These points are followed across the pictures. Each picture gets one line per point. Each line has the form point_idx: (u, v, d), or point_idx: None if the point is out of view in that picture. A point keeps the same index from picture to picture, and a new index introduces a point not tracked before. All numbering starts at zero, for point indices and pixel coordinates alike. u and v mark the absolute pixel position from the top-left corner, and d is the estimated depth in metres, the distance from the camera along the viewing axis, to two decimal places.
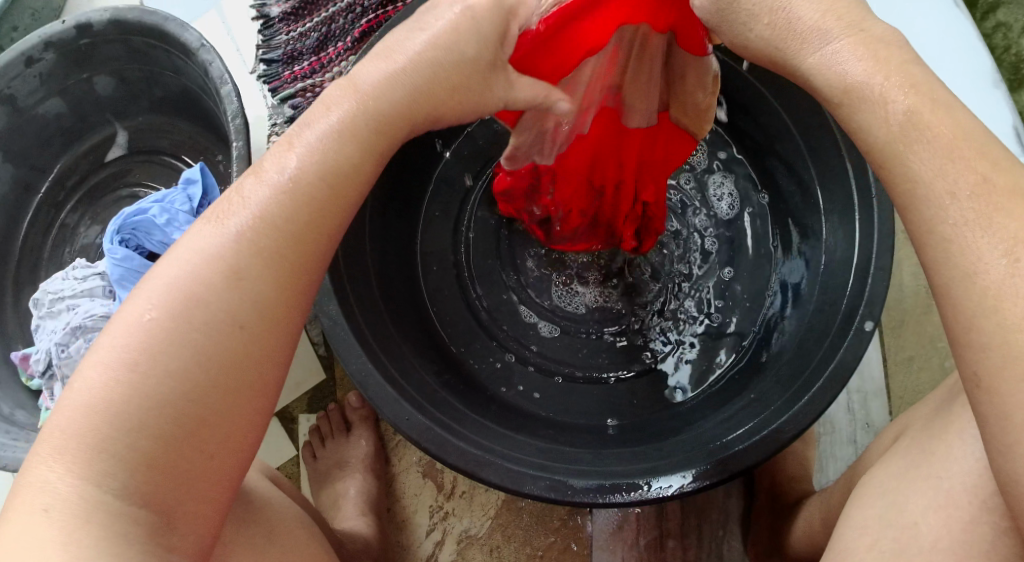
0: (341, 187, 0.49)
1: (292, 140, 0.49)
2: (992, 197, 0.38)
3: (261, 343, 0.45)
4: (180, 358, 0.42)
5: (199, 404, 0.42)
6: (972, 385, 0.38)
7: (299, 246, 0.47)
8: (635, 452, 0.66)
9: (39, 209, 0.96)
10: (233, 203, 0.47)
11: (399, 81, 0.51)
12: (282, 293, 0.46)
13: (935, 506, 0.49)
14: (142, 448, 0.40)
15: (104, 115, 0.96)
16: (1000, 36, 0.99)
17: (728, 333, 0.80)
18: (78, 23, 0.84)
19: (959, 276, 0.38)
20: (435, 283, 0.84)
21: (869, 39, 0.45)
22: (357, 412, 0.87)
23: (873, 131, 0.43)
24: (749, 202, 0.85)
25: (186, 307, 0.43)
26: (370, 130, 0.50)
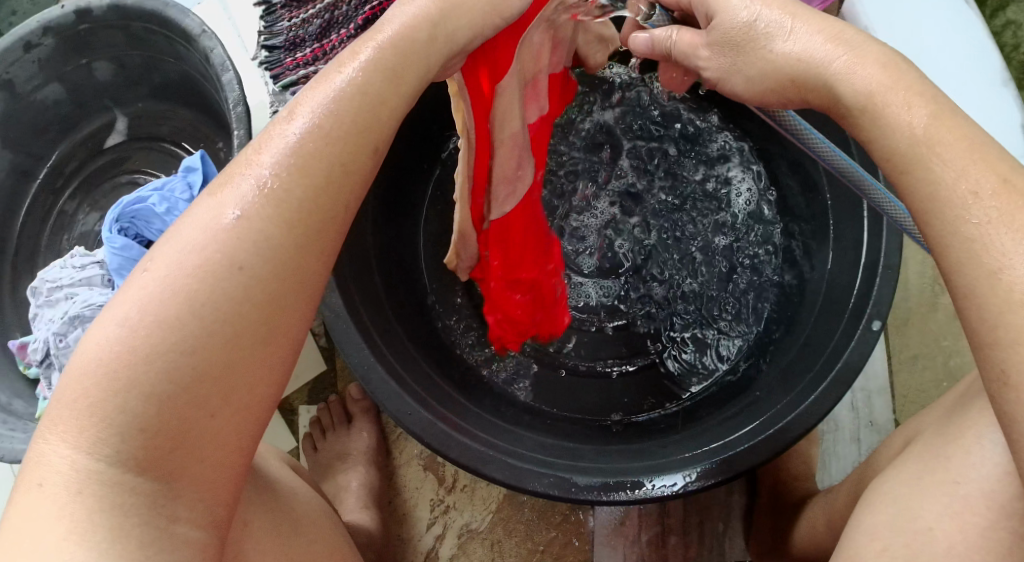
0: (360, 141, 0.46)
1: (298, 104, 0.46)
2: (1014, 197, 0.38)
3: (267, 290, 0.42)
4: (174, 309, 0.39)
5: (194, 358, 0.39)
6: (998, 384, 0.37)
7: (309, 188, 0.44)
8: (638, 449, 0.65)
9: (36, 198, 0.94)
10: (238, 167, 0.44)
11: (415, 33, 0.49)
12: (291, 234, 0.43)
13: (951, 512, 0.49)
14: (134, 408, 0.38)
15: (103, 101, 0.95)
16: (1010, 34, 0.98)
17: (731, 329, 0.80)
18: (78, 8, 0.82)
19: (982, 273, 0.38)
20: (436, 276, 0.83)
21: (882, 57, 0.46)
22: (358, 404, 0.86)
23: (897, 134, 0.43)
24: (761, 198, 0.83)
25: (183, 260, 0.40)
26: (385, 76, 0.48)
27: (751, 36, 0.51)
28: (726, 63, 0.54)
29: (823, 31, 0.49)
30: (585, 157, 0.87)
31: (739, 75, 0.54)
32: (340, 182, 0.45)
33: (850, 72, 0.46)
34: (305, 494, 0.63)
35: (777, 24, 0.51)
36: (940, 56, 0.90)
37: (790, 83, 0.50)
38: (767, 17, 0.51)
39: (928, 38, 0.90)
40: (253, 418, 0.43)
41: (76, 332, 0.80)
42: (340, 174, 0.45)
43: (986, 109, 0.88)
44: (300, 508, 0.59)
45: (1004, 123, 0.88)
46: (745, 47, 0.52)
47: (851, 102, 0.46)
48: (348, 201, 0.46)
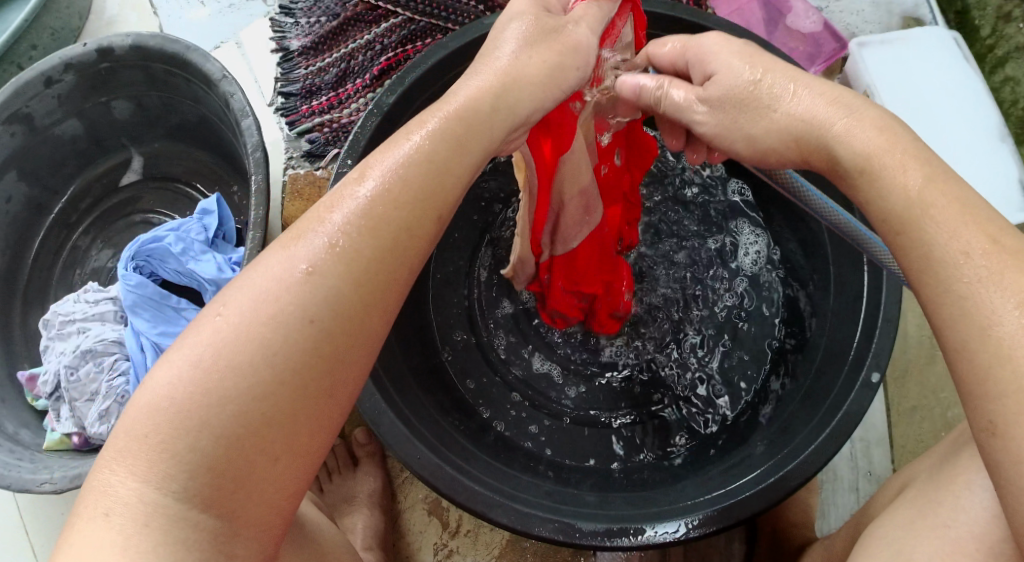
0: (424, 207, 0.47)
1: (370, 165, 0.48)
2: (1002, 256, 0.39)
3: (333, 342, 0.43)
4: (247, 354, 0.41)
5: (263, 403, 0.40)
6: (985, 432, 0.38)
7: (376, 248, 0.45)
8: (642, 496, 0.66)
9: (51, 230, 0.96)
10: (311, 223, 0.45)
11: (479, 101, 0.51)
12: (357, 291, 0.44)
13: (943, 555, 0.50)
14: (204, 447, 0.39)
15: (120, 139, 0.97)
16: (1008, 90, 0.97)
17: (734, 381, 0.81)
18: (100, 47, 0.84)
19: (974, 329, 0.38)
20: (445, 324, 0.85)
21: (883, 122, 0.47)
22: (365, 448, 0.88)
23: (892, 197, 0.44)
24: (767, 259, 0.85)
25: (257, 306, 0.42)
26: (449, 144, 0.49)
27: (754, 95, 0.53)
28: (724, 121, 0.55)
29: (823, 92, 0.51)
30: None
31: (738, 132, 0.55)
32: (405, 245, 0.46)
33: (853, 134, 0.47)
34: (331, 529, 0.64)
35: (781, 86, 0.52)
36: (936, 111, 0.92)
37: (793, 144, 0.52)
38: (770, 81, 0.53)
39: (924, 93, 0.93)
40: (314, 464, 0.43)
41: (87, 366, 0.82)
42: (406, 236, 0.46)
43: (981, 165, 0.90)
44: (328, 545, 0.60)
45: (1000, 178, 0.89)
46: (750, 107, 0.53)
47: (849, 163, 0.47)
48: (411, 263, 0.47)
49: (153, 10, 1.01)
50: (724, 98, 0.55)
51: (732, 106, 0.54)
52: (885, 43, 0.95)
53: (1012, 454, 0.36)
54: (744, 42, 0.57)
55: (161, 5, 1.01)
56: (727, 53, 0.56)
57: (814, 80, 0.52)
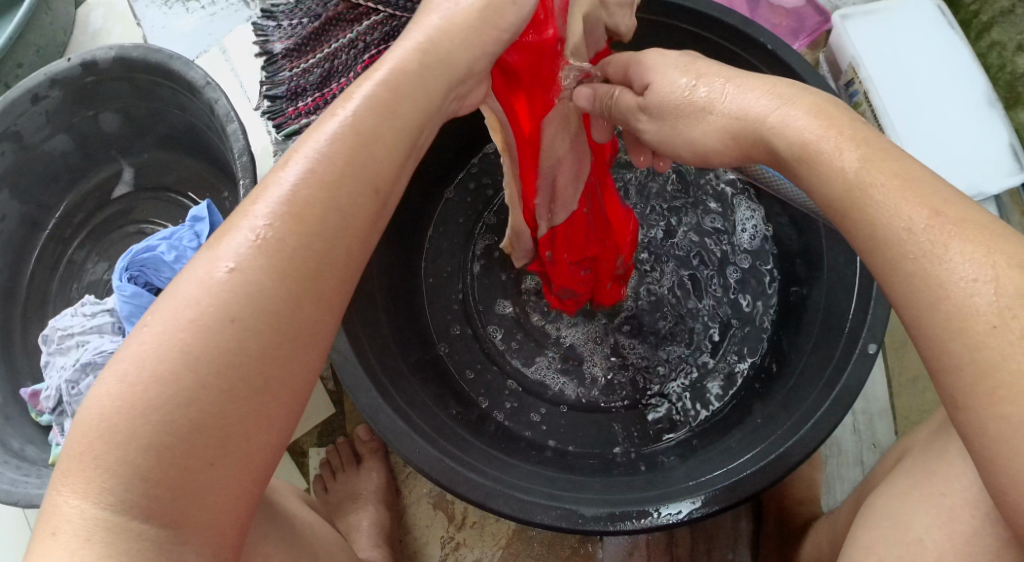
0: (358, 177, 0.43)
1: (296, 149, 0.44)
2: (946, 227, 0.38)
3: (262, 341, 0.39)
4: (169, 362, 0.37)
5: (190, 410, 0.37)
6: (952, 404, 0.38)
7: (303, 234, 0.41)
8: (645, 480, 0.66)
9: (46, 245, 0.96)
10: (234, 220, 0.41)
11: (411, 72, 0.48)
12: (285, 282, 0.40)
13: (939, 522, 0.50)
14: (134, 460, 0.36)
15: (110, 152, 0.98)
16: (996, 54, 0.96)
17: (734, 360, 0.81)
18: (84, 61, 0.85)
19: (925, 306, 0.38)
20: (443, 322, 0.85)
21: (817, 102, 0.48)
22: (367, 445, 0.88)
23: (833, 182, 0.43)
24: (761, 236, 0.85)
25: (177, 313, 0.38)
26: (378, 111, 0.45)
27: (688, 102, 0.53)
28: (666, 128, 0.55)
29: (757, 86, 0.50)
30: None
31: (680, 139, 0.55)
32: (336, 225, 0.42)
33: (787, 120, 0.47)
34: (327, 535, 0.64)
35: (711, 89, 0.52)
36: (919, 81, 0.91)
37: (732, 142, 0.51)
38: (705, 87, 0.53)
39: (910, 63, 0.92)
40: (264, 466, 0.40)
41: (87, 379, 0.82)
42: (336, 215, 0.42)
43: (965, 136, 0.89)
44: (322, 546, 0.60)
45: (989, 145, 0.88)
46: (685, 113, 0.53)
47: (786, 153, 0.47)
48: (349, 245, 0.43)
49: (137, 19, 1.02)
50: (664, 112, 0.55)
51: (671, 119, 0.54)
52: (867, 15, 0.95)
53: (977, 424, 0.36)
54: (682, 54, 0.57)
55: (145, 16, 1.02)
56: (664, 65, 0.56)
57: (750, 77, 0.51)
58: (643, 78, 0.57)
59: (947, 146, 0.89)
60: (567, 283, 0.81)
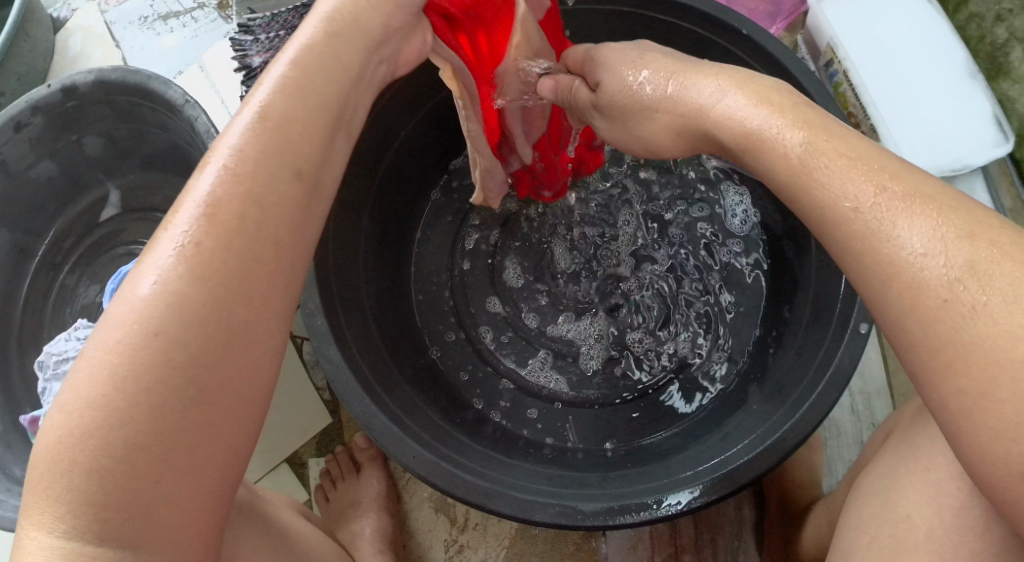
0: (276, 162, 0.43)
1: (211, 152, 0.43)
2: (892, 201, 0.38)
3: (189, 350, 0.38)
4: (100, 386, 0.37)
5: (124, 431, 0.37)
6: (919, 380, 0.39)
7: (220, 235, 0.40)
8: (642, 472, 0.67)
9: (38, 272, 0.96)
10: (156, 234, 0.41)
11: (320, 48, 0.48)
12: (204, 286, 0.39)
13: (927, 497, 0.52)
14: (79, 486, 0.37)
15: (96, 175, 0.98)
16: (975, 26, 0.96)
17: (728, 346, 0.81)
18: (64, 86, 0.85)
19: (879, 285, 0.39)
20: (435, 326, 0.86)
21: (760, 89, 0.47)
22: (365, 453, 0.88)
23: (777, 164, 0.44)
24: (751, 221, 0.85)
25: (107, 336, 0.38)
26: (287, 94, 0.45)
27: (632, 100, 0.55)
28: (618, 124, 0.58)
29: (701, 80, 0.50)
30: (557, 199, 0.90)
31: (631, 133, 0.57)
32: (256, 220, 0.41)
33: (730, 111, 0.47)
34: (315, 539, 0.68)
35: (657, 86, 0.53)
36: (900, 60, 0.91)
37: (678, 139, 0.53)
38: (652, 81, 0.54)
39: (889, 39, 0.92)
40: (234, 477, 0.41)
41: None
42: (254, 210, 0.41)
43: (949, 112, 0.89)
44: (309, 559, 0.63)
45: (972, 117, 0.88)
46: (635, 110, 0.55)
47: (732, 144, 0.47)
48: (276, 236, 0.42)
49: (116, 41, 1.02)
50: (617, 110, 0.57)
51: (623, 116, 0.57)
52: None
53: (953, 400, 0.37)
54: (636, 48, 0.59)
55: (123, 37, 1.02)
56: (615, 63, 0.58)
57: (695, 70, 0.51)
58: (596, 76, 0.60)
59: (930, 124, 0.89)
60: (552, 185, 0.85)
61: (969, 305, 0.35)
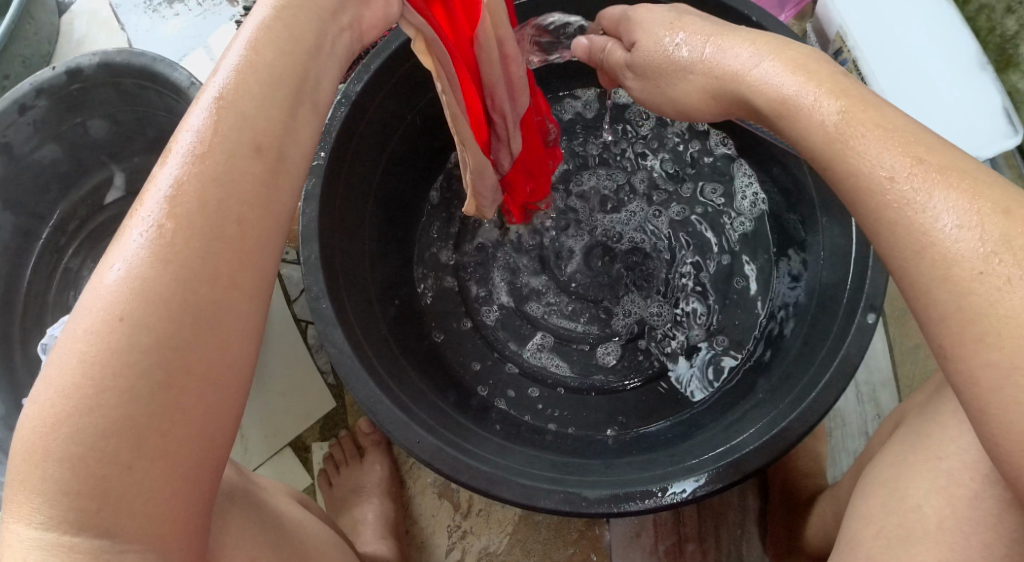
0: (238, 136, 0.41)
1: (173, 137, 0.41)
2: (927, 173, 0.39)
3: (154, 333, 0.38)
4: (70, 373, 0.37)
5: (93, 417, 0.36)
6: (940, 356, 0.38)
7: (182, 217, 0.39)
8: (645, 459, 0.67)
9: (41, 255, 0.96)
10: (125, 220, 0.40)
11: (279, 25, 0.45)
12: (165, 269, 0.38)
13: (937, 488, 0.52)
14: (53, 476, 0.36)
15: (100, 158, 0.98)
16: (985, 17, 0.96)
17: (732, 333, 0.81)
18: (68, 69, 0.84)
19: (910, 253, 0.39)
20: (439, 310, 0.85)
21: (797, 56, 0.48)
22: (369, 437, 0.87)
23: (813, 134, 0.45)
24: (759, 206, 0.84)
25: (75, 323, 0.38)
26: (245, 69, 0.43)
27: (666, 60, 0.56)
28: (649, 86, 0.59)
29: (741, 43, 0.51)
30: (564, 183, 0.90)
31: (662, 96, 0.58)
32: (217, 201, 0.40)
33: (767, 78, 0.48)
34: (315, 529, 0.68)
35: (692, 48, 0.54)
36: (905, 49, 0.91)
37: (712, 101, 0.54)
38: (688, 44, 0.55)
39: (897, 31, 0.92)
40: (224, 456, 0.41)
41: None
42: (215, 188, 0.40)
43: (957, 97, 0.88)
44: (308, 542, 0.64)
45: (981, 108, 0.87)
46: (666, 71, 0.56)
47: (766, 109, 0.48)
48: (240, 214, 0.40)
49: (121, 25, 1.01)
50: (648, 73, 0.58)
51: (653, 79, 0.58)
52: None
53: (969, 376, 0.36)
54: (672, 8, 0.60)
55: (129, 21, 1.01)
56: (649, 22, 0.58)
57: (734, 33, 0.52)
58: (631, 36, 0.60)
59: (936, 114, 0.88)
60: (536, 174, 0.81)
61: (1005, 277, 0.35)
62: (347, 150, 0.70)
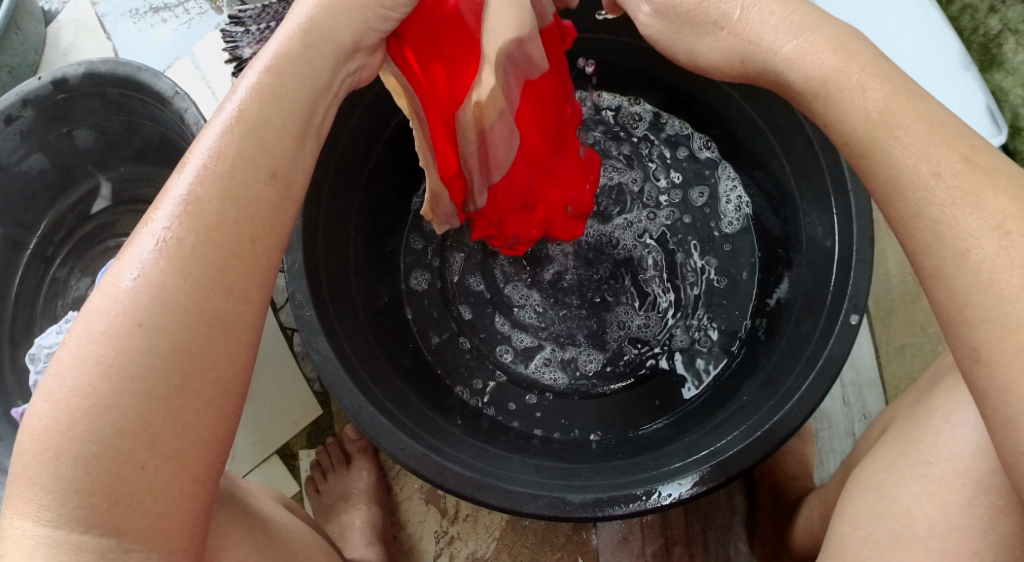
0: (252, 159, 0.46)
1: (187, 153, 0.46)
2: (973, 175, 0.41)
3: (172, 339, 0.41)
4: (87, 373, 0.40)
5: (110, 417, 0.39)
6: (969, 360, 0.39)
7: (201, 232, 0.43)
8: (630, 463, 0.67)
9: (30, 264, 0.96)
10: (140, 228, 0.44)
11: (292, 57, 0.50)
12: (185, 280, 0.42)
13: (927, 493, 0.53)
14: (66, 473, 0.38)
15: (87, 167, 0.98)
16: (967, 18, 0.96)
17: (718, 335, 0.82)
18: (54, 78, 0.84)
19: (949, 255, 0.40)
20: (423, 315, 0.86)
21: (839, 33, 0.49)
22: (356, 444, 0.88)
23: (852, 117, 0.46)
24: (744, 210, 0.85)
25: (91, 325, 0.41)
26: (263, 99, 0.48)
27: (701, 9, 0.55)
28: (670, 29, 0.58)
29: (776, 9, 0.51)
30: None
31: (681, 44, 0.58)
32: (233, 218, 0.44)
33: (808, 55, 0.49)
34: (302, 531, 0.68)
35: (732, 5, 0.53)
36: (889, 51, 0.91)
37: (740, 66, 0.54)
38: None
39: (880, 34, 0.92)
40: (215, 462, 0.42)
41: None
42: (231, 207, 0.44)
43: (941, 94, 0.89)
44: (294, 546, 0.64)
45: (967, 108, 0.88)
46: (696, 21, 0.55)
47: (801, 86, 0.49)
48: (253, 233, 0.45)
49: (107, 34, 1.02)
50: (672, 15, 0.57)
51: (677, 24, 0.57)
52: None
53: (1001, 385, 0.38)
54: None
55: (115, 30, 1.01)
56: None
57: None
58: None
59: None
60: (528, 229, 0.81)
61: None
62: (330, 158, 0.70)
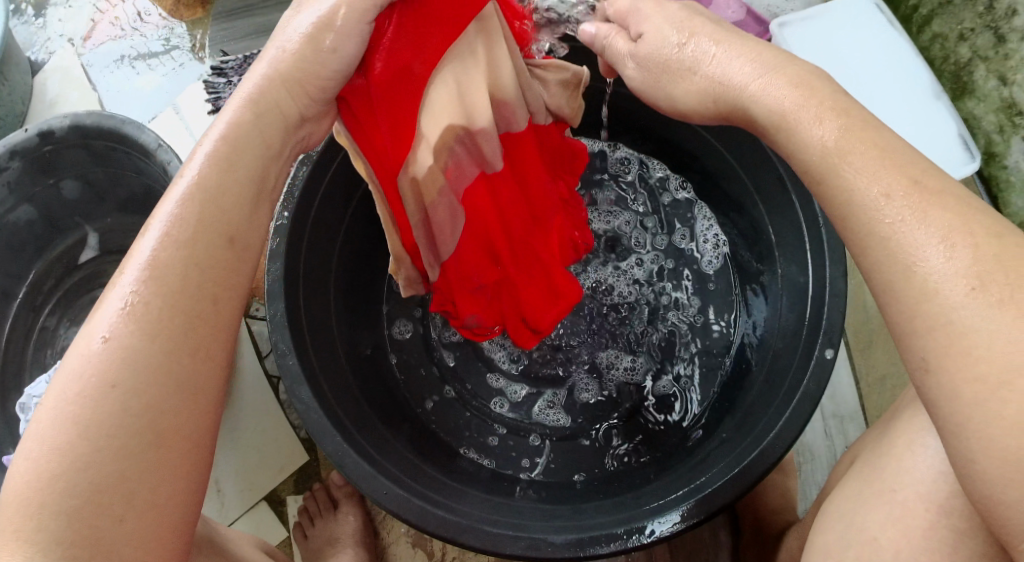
0: (214, 222, 0.47)
1: (151, 217, 0.47)
2: (922, 196, 0.41)
3: (143, 399, 0.42)
4: (64, 433, 0.40)
5: (87, 473, 0.40)
6: (919, 370, 0.40)
7: (167, 296, 0.44)
8: (613, 503, 0.67)
9: (19, 314, 0.97)
10: (108, 291, 0.45)
11: (244, 127, 0.51)
12: (152, 343, 0.43)
13: (892, 520, 0.53)
14: (49, 526, 0.39)
15: (73, 219, 1.00)
16: (937, 47, 0.98)
17: (700, 372, 0.83)
18: (40, 131, 0.85)
19: (901, 271, 0.41)
20: (409, 364, 0.87)
21: (801, 73, 0.50)
22: (343, 489, 0.89)
23: (810, 149, 0.47)
24: (722, 247, 0.87)
25: (66, 387, 0.41)
26: (219, 167, 0.49)
27: (677, 58, 0.56)
28: (649, 78, 0.58)
29: (742, 52, 0.53)
30: None
31: (661, 90, 0.58)
32: (195, 282, 0.45)
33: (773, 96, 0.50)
34: None
35: (696, 46, 0.55)
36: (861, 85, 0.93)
37: (711, 104, 0.54)
38: (694, 44, 0.55)
39: (851, 67, 0.94)
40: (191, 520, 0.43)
41: None
42: (194, 271, 0.46)
43: (912, 120, 0.90)
44: None
45: (941, 138, 0.89)
46: (672, 69, 0.56)
47: (766, 119, 0.50)
48: (215, 293, 0.46)
49: (93, 85, 1.03)
50: (651, 64, 0.58)
51: (655, 73, 0.58)
52: (804, 21, 0.95)
53: (957, 422, 0.38)
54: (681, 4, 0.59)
55: (100, 81, 1.03)
56: (660, 15, 0.58)
57: (743, 38, 0.54)
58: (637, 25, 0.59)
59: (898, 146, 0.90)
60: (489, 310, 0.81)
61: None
62: (308, 208, 0.72)
